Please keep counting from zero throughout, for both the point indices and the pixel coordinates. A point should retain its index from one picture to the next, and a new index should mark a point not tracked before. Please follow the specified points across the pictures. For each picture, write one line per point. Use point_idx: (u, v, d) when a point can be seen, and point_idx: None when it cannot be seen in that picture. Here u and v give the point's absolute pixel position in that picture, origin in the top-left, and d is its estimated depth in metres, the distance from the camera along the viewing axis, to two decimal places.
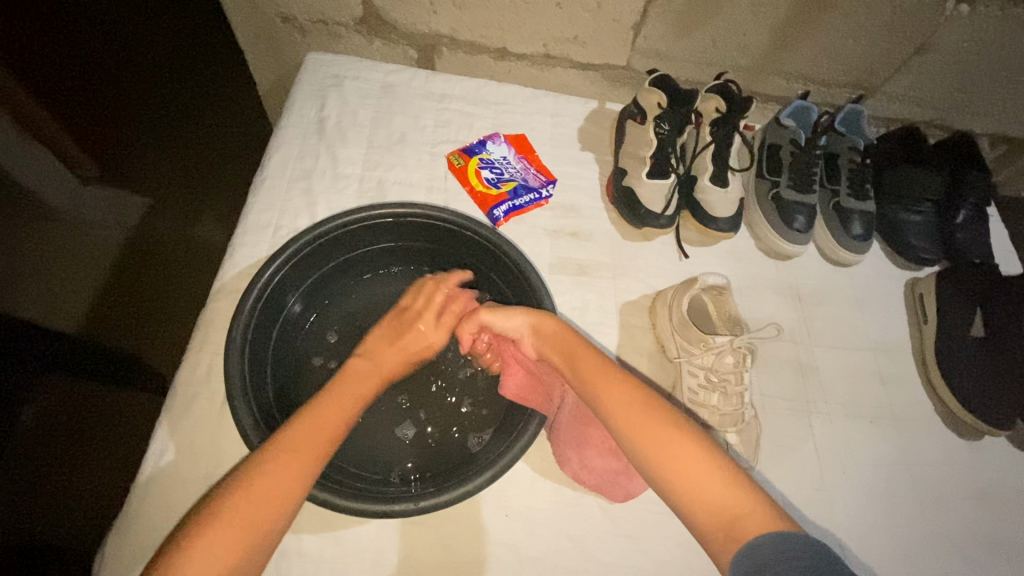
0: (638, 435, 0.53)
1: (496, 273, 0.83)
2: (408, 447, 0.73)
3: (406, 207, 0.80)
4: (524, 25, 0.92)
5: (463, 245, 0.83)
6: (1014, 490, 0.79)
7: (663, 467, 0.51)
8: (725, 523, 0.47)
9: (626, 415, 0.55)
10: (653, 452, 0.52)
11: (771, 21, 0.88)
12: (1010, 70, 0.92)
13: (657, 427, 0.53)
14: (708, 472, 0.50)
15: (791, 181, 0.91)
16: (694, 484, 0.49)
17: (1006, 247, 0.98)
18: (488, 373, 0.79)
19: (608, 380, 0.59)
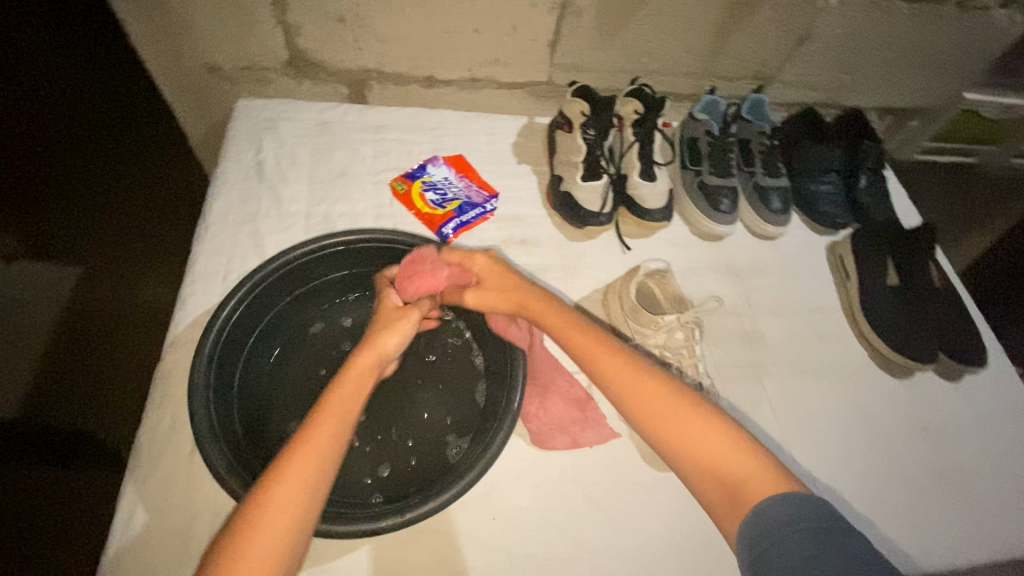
0: (646, 407, 0.58)
1: None
2: (384, 469, 0.73)
3: (355, 233, 0.81)
4: (446, 52, 0.98)
5: None
6: (949, 419, 0.87)
7: (673, 428, 0.56)
8: (733, 491, 0.52)
9: (636, 384, 0.59)
10: (661, 416, 0.57)
11: (671, 27, 0.96)
12: (879, 48, 1.05)
13: (679, 409, 0.57)
14: (711, 437, 0.55)
15: (712, 168, 0.98)
16: (702, 450, 0.54)
17: (905, 203, 1.09)
18: (456, 387, 0.80)
19: (621, 357, 0.62)
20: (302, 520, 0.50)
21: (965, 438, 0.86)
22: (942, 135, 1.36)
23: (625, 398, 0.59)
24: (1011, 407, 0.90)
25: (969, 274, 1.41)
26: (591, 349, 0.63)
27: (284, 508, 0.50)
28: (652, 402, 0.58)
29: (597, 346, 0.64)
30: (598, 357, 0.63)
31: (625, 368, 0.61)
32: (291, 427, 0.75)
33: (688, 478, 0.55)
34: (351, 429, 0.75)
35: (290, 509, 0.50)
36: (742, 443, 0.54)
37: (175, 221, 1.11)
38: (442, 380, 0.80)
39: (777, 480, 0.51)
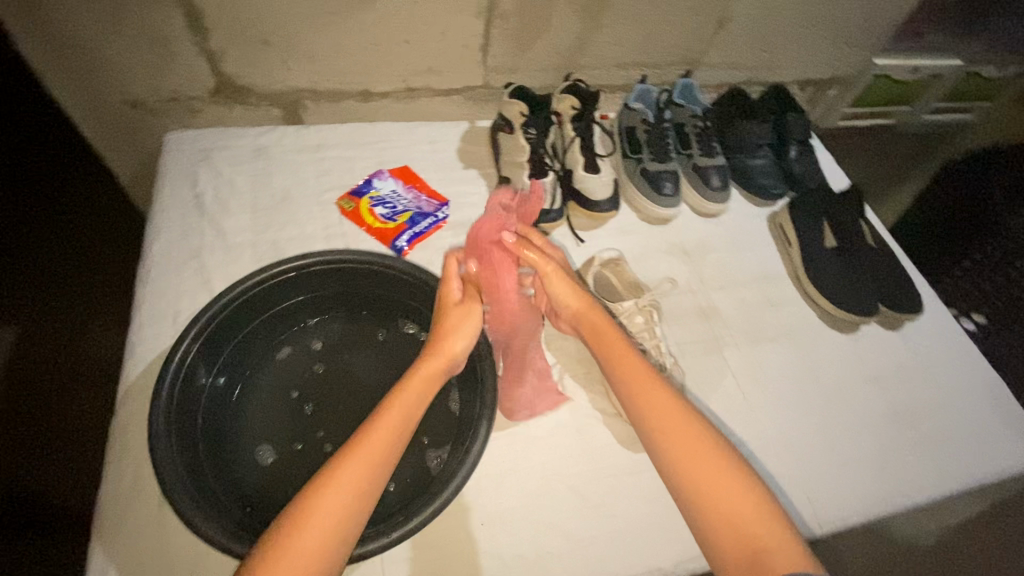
0: (683, 439, 0.63)
1: (412, 299, 0.84)
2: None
3: (307, 256, 0.80)
4: (378, 65, 0.97)
5: (374, 280, 0.84)
6: (894, 364, 0.93)
7: (703, 465, 0.61)
8: (752, 551, 0.55)
9: (672, 419, 0.65)
10: (696, 467, 0.60)
11: (596, 21, 0.99)
12: (793, 25, 1.11)
13: (709, 454, 0.61)
14: (741, 501, 0.58)
15: (652, 154, 1.02)
16: (726, 508, 0.58)
17: (833, 167, 1.16)
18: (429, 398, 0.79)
19: (664, 393, 0.67)
20: (343, 540, 0.53)
21: (913, 382, 0.92)
22: (859, 101, 1.44)
23: (658, 429, 0.64)
24: (950, 347, 0.96)
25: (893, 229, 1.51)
26: (645, 393, 0.67)
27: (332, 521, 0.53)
28: (688, 437, 0.63)
29: (652, 392, 0.67)
30: (643, 385, 0.68)
31: (666, 404, 0.66)
32: (260, 455, 0.72)
33: (700, 522, 0.59)
34: (320, 452, 0.72)
35: (330, 530, 0.53)
36: (772, 514, 0.58)
37: (114, 266, 1.06)
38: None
39: (793, 551, 0.55)
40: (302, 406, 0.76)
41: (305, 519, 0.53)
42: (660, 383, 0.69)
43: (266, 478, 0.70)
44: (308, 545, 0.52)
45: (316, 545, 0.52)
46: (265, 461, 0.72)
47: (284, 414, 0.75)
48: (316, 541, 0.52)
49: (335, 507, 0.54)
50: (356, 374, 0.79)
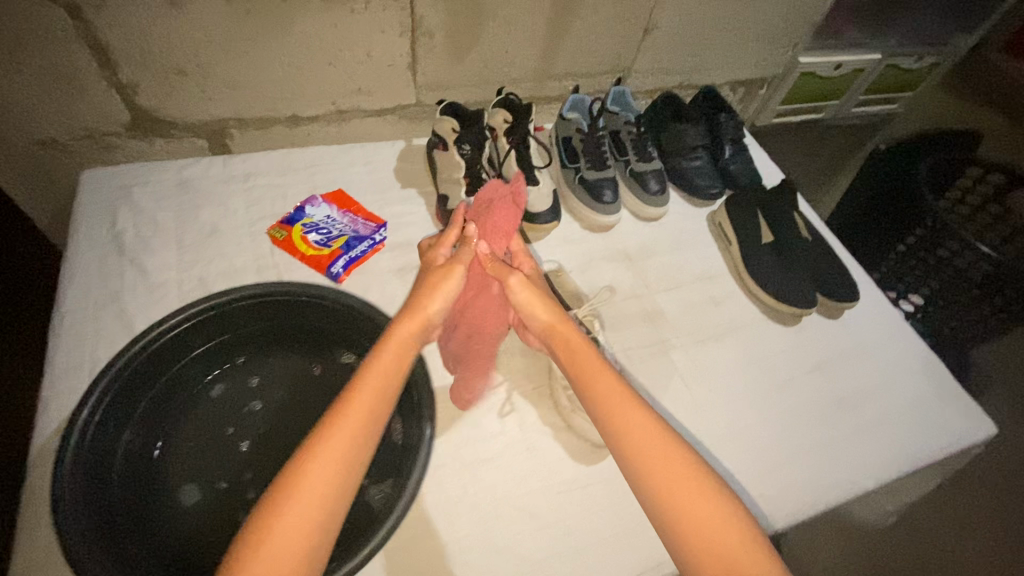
0: (657, 460, 0.61)
1: (342, 328, 0.81)
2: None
3: (224, 293, 0.77)
4: (304, 89, 0.95)
5: (301, 312, 0.82)
6: (837, 352, 0.95)
7: (676, 490, 0.58)
8: None
9: (648, 439, 0.62)
10: (674, 491, 0.59)
11: (523, 35, 0.99)
12: (716, 29, 1.14)
13: (687, 479, 0.59)
14: (722, 529, 0.56)
15: (589, 162, 1.03)
16: (702, 525, 0.56)
17: (767, 163, 1.19)
18: None
19: (637, 410, 0.64)
20: (320, 532, 0.52)
21: (854, 368, 0.94)
22: (790, 98, 1.49)
23: (631, 449, 0.62)
24: (886, 330, 0.99)
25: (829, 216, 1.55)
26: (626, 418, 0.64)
27: (302, 526, 0.51)
28: (662, 456, 0.61)
29: (628, 412, 0.64)
30: (618, 403, 0.65)
31: (641, 422, 0.63)
32: (182, 496, 0.68)
33: (681, 551, 0.56)
34: (251, 497, 0.68)
35: (305, 526, 0.52)
36: (753, 541, 0.56)
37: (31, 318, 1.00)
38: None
39: None
40: (232, 447, 0.72)
41: (273, 520, 0.51)
42: (637, 402, 0.65)
43: (188, 521, 0.66)
44: (279, 548, 0.50)
45: (286, 547, 0.50)
46: (187, 502, 0.67)
47: (212, 451, 0.71)
48: (288, 543, 0.50)
49: (307, 502, 0.52)
50: (288, 410, 0.76)
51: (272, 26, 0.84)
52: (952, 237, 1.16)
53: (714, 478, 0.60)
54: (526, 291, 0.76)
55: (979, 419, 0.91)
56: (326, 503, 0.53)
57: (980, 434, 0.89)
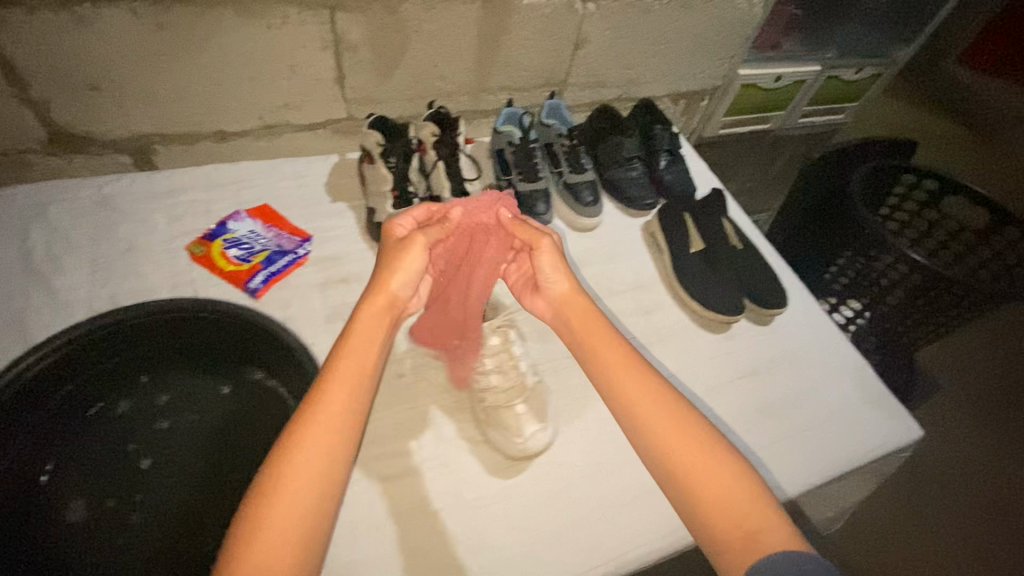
0: (666, 424, 0.62)
1: (254, 344, 0.79)
2: (178, 545, 0.67)
3: (127, 310, 0.75)
4: (228, 104, 0.94)
5: (212, 328, 0.80)
6: (766, 358, 0.96)
7: (680, 451, 0.60)
8: (744, 535, 0.54)
9: (656, 406, 0.63)
10: (683, 452, 0.60)
11: (451, 50, 1.00)
12: (650, 43, 1.15)
13: (692, 439, 0.61)
14: (726, 487, 0.57)
15: (522, 175, 1.04)
16: (713, 490, 0.57)
17: (705, 173, 1.21)
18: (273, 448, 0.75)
19: (648, 379, 0.66)
20: (323, 501, 0.52)
21: (781, 374, 0.94)
22: (735, 109, 1.51)
23: (641, 417, 0.63)
24: (815, 334, 1.00)
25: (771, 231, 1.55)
26: (631, 387, 0.65)
27: (305, 496, 0.52)
28: (668, 421, 0.62)
29: (637, 380, 0.66)
30: (628, 371, 0.66)
31: (651, 389, 0.65)
32: (70, 511, 0.67)
33: (690, 511, 0.58)
34: (140, 517, 0.68)
35: (310, 496, 0.52)
36: (759, 496, 0.57)
37: None
38: (252, 444, 0.75)
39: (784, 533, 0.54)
40: (129, 465, 0.72)
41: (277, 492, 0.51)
42: (646, 372, 0.67)
43: (71, 538, 0.66)
44: (284, 519, 0.50)
45: (291, 518, 0.50)
46: (73, 519, 0.67)
47: (107, 468, 0.71)
48: (292, 513, 0.51)
49: (309, 472, 0.53)
50: (191, 430, 0.76)
51: (188, 42, 0.84)
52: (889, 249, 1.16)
53: (719, 440, 0.61)
54: (545, 253, 0.74)
55: (905, 423, 0.91)
56: (319, 492, 0.53)
57: (906, 436, 0.89)
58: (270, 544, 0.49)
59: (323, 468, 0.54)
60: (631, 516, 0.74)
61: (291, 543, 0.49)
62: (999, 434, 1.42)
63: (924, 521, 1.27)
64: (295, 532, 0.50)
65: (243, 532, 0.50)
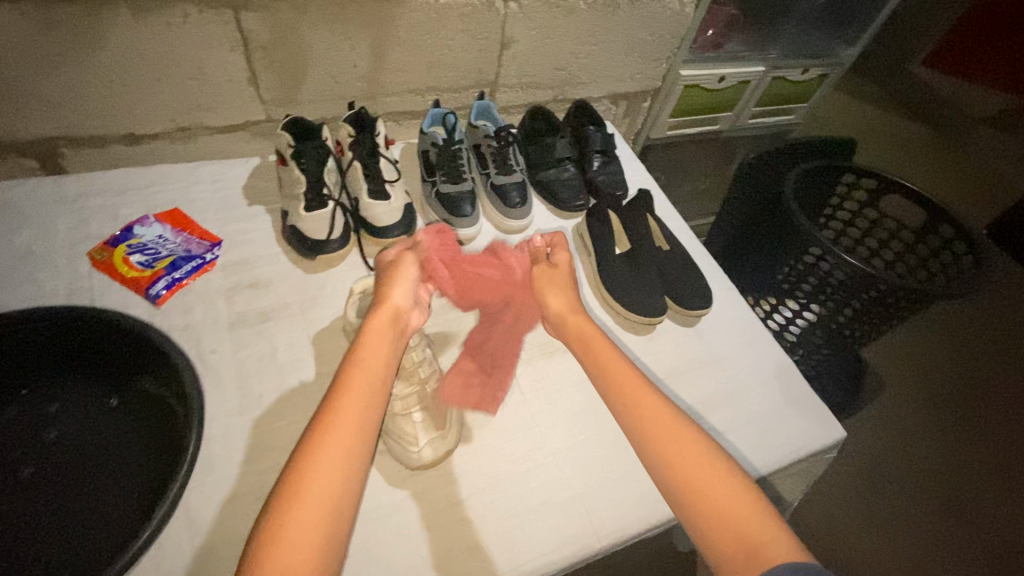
0: (664, 431, 0.65)
1: (142, 356, 0.78)
2: (44, 559, 0.63)
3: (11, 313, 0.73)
4: (136, 106, 0.91)
5: (101, 338, 0.78)
6: (690, 359, 0.94)
7: (676, 459, 0.63)
8: (745, 544, 0.55)
9: (657, 417, 0.67)
10: (681, 459, 0.62)
11: (369, 50, 0.98)
12: (581, 43, 1.14)
13: (691, 447, 0.64)
14: (726, 494, 0.59)
15: (445, 176, 1.02)
16: (711, 493, 0.59)
17: (641, 174, 1.20)
18: (145, 463, 0.71)
19: (648, 394, 0.69)
20: (342, 502, 0.53)
21: (703, 377, 0.92)
22: (681, 111, 1.50)
23: (643, 426, 0.66)
24: (739, 334, 0.99)
25: (717, 231, 1.54)
26: (633, 402, 0.69)
27: (322, 498, 0.52)
28: (669, 431, 0.65)
29: (639, 393, 0.69)
30: (630, 385, 0.71)
31: (651, 403, 0.68)
32: None
33: (688, 515, 0.59)
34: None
35: (326, 499, 0.53)
36: (758, 503, 0.58)
37: None
38: (135, 454, 0.72)
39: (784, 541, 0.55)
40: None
41: (293, 500, 0.52)
42: (649, 388, 0.70)
43: None
44: (299, 524, 0.50)
45: (306, 521, 0.51)
46: None
47: None
48: (309, 517, 0.51)
49: (322, 477, 0.54)
50: (69, 442, 0.72)
51: (81, 43, 0.80)
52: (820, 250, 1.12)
53: (715, 449, 0.64)
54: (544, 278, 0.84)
55: (826, 423, 0.89)
56: (337, 497, 0.53)
57: (827, 436, 0.88)
58: (287, 551, 0.49)
59: (341, 473, 0.54)
60: (533, 524, 0.71)
61: (310, 548, 0.50)
62: (947, 432, 1.41)
63: (869, 522, 1.26)
64: (313, 536, 0.50)
65: (259, 540, 0.50)
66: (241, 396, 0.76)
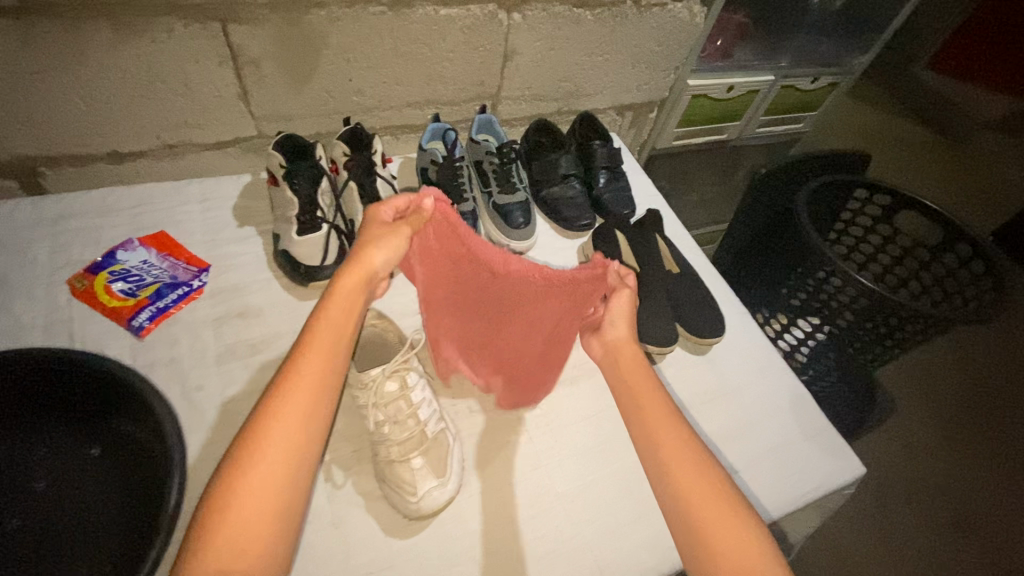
0: (682, 465, 0.61)
1: (129, 403, 0.71)
2: None
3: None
4: (120, 123, 0.86)
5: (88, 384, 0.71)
6: (701, 390, 0.90)
7: (692, 499, 0.58)
8: None
9: (677, 451, 0.62)
10: (698, 500, 0.58)
11: (366, 64, 0.93)
12: (586, 54, 1.10)
13: (709, 487, 0.59)
14: (737, 542, 0.55)
15: (445, 196, 0.98)
16: (721, 538, 0.55)
17: (647, 191, 1.16)
18: (132, 518, 0.66)
19: (673, 424, 0.65)
20: (305, 453, 0.54)
21: (714, 409, 0.88)
22: (689, 122, 1.45)
23: (658, 454, 0.62)
24: (753, 363, 0.95)
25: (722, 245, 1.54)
26: (657, 428, 0.64)
27: (285, 450, 0.52)
28: (686, 468, 0.61)
29: (666, 423, 0.65)
30: (657, 414, 0.66)
31: (676, 437, 0.63)
32: None
33: (697, 561, 0.56)
34: None
35: (290, 451, 0.52)
36: (770, 557, 0.55)
37: None
38: (123, 501, 0.68)
39: None
40: None
41: (253, 449, 0.51)
42: (673, 416, 0.66)
43: None
44: (262, 477, 0.50)
45: (268, 475, 0.51)
46: None
47: None
48: (271, 469, 0.51)
49: (286, 429, 0.53)
50: (52, 492, 0.68)
51: (58, 59, 0.75)
52: (820, 263, 1.11)
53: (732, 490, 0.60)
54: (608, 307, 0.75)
55: (846, 460, 0.85)
56: (293, 466, 0.52)
57: (847, 475, 0.84)
58: (251, 505, 0.49)
59: (291, 455, 0.52)
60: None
61: (271, 503, 0.50)
62: (960, 454, 1.38)
63: (882, 550, 1.22)
64: (275, 487, 0.51)
65: (220, 489, 0.50)
66: (228, 438, 0.71)
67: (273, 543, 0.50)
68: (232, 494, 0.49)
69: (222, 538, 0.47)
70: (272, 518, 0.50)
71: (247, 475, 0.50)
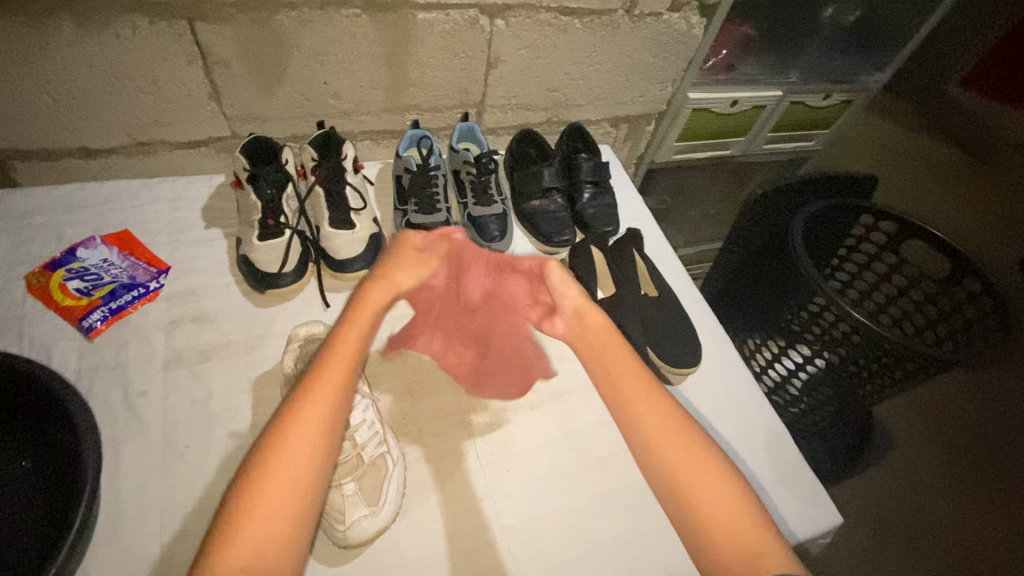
0: (665, 437, 0.60)
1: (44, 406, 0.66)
2: None
3: None
4: (87, 118, 0.85)
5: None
6: None
7: (678, 472, 0.57)
8: (747, 562, 0.50)
9: (658, 422, 0.61)
10: (684, 468, 0.57)
11: (341, 67, 0.91)
12: (575, 64, 1.06)
13: (695, 452, 0.58)
14: (722, 503, 0.55)
15: (417, 205, 0.94)
16: (706, 502, 0.55)
17: (634, 207, 1.12)
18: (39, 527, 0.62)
19: (654, 395, 0.64)
20: (326, 449, 0.53)
21: None
22: (689, 136, 1.39)
23: (641, 429, 0.61)
24: (730, 395, 0.90)
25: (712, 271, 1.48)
26: (639, 406, 0.63)
27: (303, 446, 0.52)
28: (672, 441, 0.59)
29: (642, 390, 0.64)
30: (634, 390, 0.64)
31: (655, 412, 0.62)
32: None
33: (687, 529, 0.55)
34: None
35: (310, 445, 0.52)
36: (765, 520, 0.54)
37: None
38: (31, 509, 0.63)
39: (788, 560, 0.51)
40: None
41: (275, 447, 0.51)
42: (653, 386, 0.65)
43: None
44: (278, 475, 0.50)
45: (285, 472, 0.50)
46: None
47: None
48: (287, 468, 0.50)
49: (305, 426, 0.53)
50: None
51: (21, 52, 0.74)
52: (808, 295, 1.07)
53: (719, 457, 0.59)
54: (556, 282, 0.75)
55: (822, 507, 0.79)
56: (311, 462, 0.52)
57: (821, 524, 0.78)
58: (270, 501, 0.48)
59: (308, 450, 0.52)
60: None
61: (287, 498, 0.49)
62: (963, 497, 1.29)
63: None
64: (293, 483, 0.50)
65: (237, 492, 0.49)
66: (164, 447, 0.69)
67: (293, 540, 0.48)
68: (252, 494, 0.48)
69: (241, 538, 0.46)
70: (290, 511, 0.49)
71: (267, 473, 0.50)
